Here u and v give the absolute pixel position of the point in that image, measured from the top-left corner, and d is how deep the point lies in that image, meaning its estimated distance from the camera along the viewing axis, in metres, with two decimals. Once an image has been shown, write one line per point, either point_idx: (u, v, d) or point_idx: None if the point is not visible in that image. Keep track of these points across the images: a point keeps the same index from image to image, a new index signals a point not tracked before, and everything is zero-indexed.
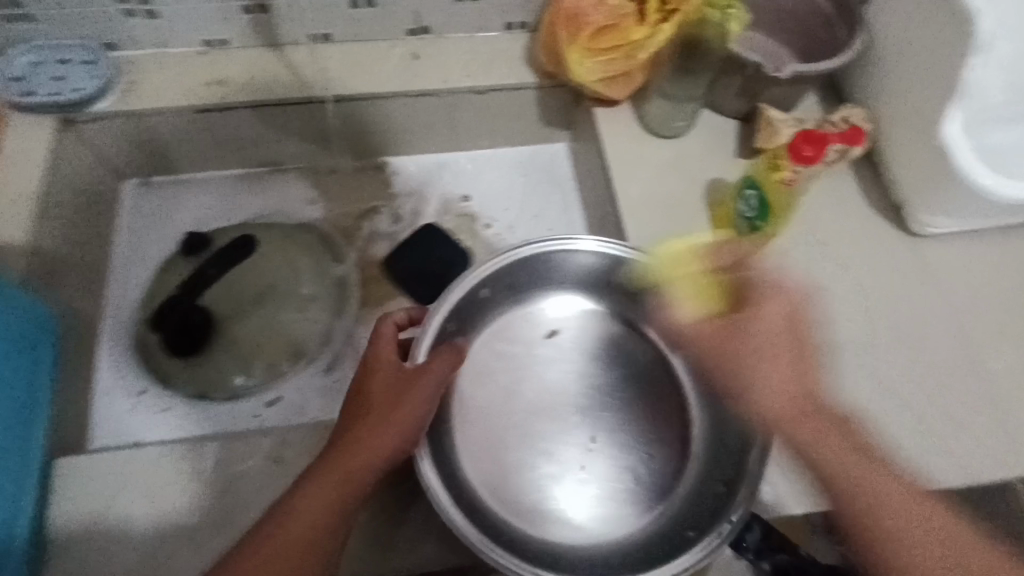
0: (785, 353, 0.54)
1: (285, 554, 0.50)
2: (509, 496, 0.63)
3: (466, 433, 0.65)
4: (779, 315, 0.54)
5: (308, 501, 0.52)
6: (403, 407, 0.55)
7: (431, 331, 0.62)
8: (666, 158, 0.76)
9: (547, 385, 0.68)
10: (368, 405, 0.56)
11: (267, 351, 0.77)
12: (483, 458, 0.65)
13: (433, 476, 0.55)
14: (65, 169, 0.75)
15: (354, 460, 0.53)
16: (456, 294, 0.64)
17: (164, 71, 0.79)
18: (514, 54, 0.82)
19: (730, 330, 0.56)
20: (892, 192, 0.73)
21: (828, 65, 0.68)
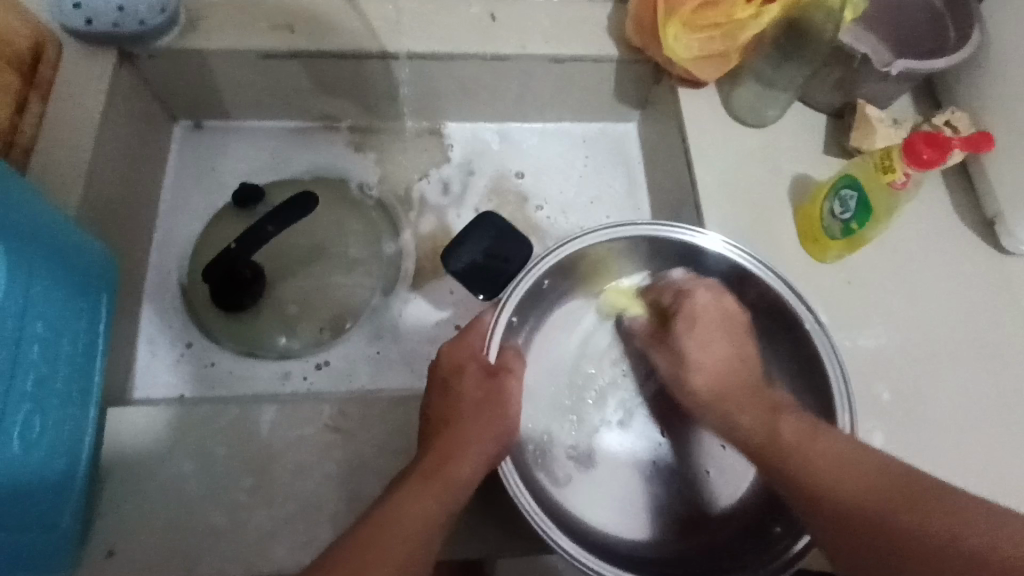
0: (747, 386, 0.57)
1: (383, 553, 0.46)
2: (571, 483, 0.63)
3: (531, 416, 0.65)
4: (714, 313, 0.60)
5: (414, 500, 0.49)
6: (491, 415, 0.56)
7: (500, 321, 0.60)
8: (751, 149, 0.72)
9: (613, 376, 0.68)
10: (454, 408, 0.56)
11: (317, 311, 0.75)
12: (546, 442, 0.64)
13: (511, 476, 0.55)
14: (121, 106, 0.71)
15: (451, 467, 0.52)
16: (523, 283, 0.61)
17: (229, 10, 0.75)
18: (597, 24, 0.78)
19: (695, 354, 0.59)
20: (986, 205, 0.69)
21: (942, 63, 0.64)
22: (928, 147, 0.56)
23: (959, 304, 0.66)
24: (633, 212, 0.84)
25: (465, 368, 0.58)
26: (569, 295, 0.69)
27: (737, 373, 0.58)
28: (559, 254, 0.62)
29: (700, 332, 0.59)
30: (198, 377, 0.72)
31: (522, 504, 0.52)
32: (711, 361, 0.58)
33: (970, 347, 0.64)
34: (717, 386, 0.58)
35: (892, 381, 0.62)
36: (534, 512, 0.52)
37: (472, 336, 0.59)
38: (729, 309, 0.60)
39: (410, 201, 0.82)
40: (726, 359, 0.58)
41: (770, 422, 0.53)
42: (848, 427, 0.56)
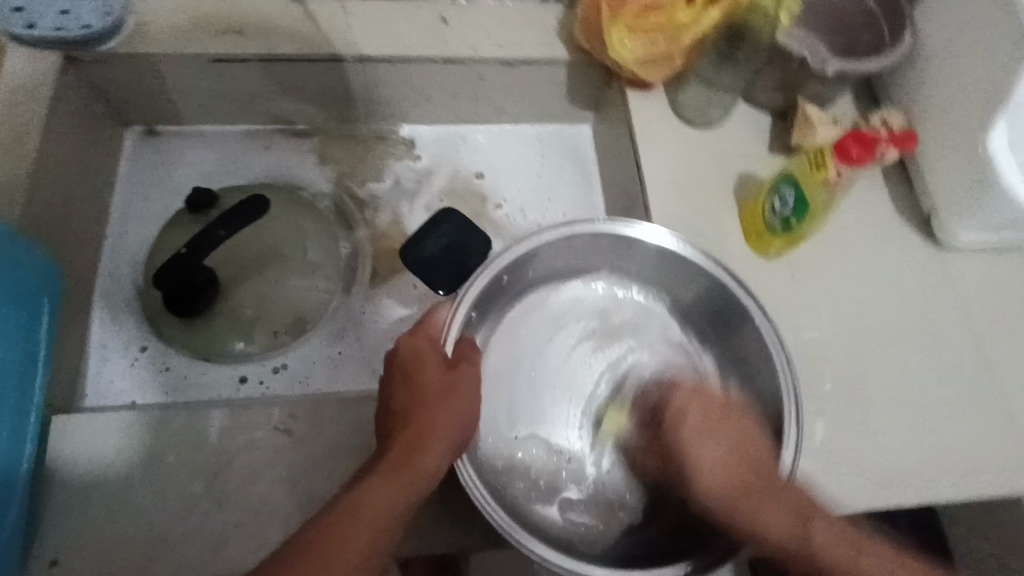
0: (748, 467, 0.54)
1: (350, 547, 0.46)
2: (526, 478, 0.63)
3: (489, 413, 0.64)
4: (699, 413, 0.57)
5: (377, 497, 0.48)
6: (459, 402, 0.55)
7: (457, 321, 0.60)
8: (699, 148, 0.74)
9: (573, 371, 0.67)
10: (415, 400, 0.54)
11: (272, 315, 0.74)
12: (504, 441, 0.63)
13: (471, 478, 0.54)
14: (65, 110, 0.70)
15: (417, 458, 0.50)
16: (480, 278, 0.61)
17: (177, 15, 0.74)
18: (548, 27, 0.79)
19: (695, 463, 0.56)
20: (923, 200, 0.71)
21: (875, 64, 0.66)
22: (856, 145, 0.59)
23: (902, 298, 0.68)
24: (590, 211, 0.85)
25: (426, 360, 0.55)
26: (531, 291, 0.69)
27: (741, 465, 0.55)
28: (511, 255, 0.63)
29: (691, 428, 0.57)
30: (153, 382, 0.71)
31: (483, 506, 0.52)
32: (710, 464, 0.55)
33: (911, 337, 0.67)
34: (730, 478, 0.54)
35: (834, 371, 0.64)
36: (496, 512, 0.52)
37: (431, 327, 0.58)
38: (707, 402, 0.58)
39: (367, 204, 0.82)
40: (728, 451, 0.55)
41: (803, 529, 0.52)
42: (794, 426, 0.57)
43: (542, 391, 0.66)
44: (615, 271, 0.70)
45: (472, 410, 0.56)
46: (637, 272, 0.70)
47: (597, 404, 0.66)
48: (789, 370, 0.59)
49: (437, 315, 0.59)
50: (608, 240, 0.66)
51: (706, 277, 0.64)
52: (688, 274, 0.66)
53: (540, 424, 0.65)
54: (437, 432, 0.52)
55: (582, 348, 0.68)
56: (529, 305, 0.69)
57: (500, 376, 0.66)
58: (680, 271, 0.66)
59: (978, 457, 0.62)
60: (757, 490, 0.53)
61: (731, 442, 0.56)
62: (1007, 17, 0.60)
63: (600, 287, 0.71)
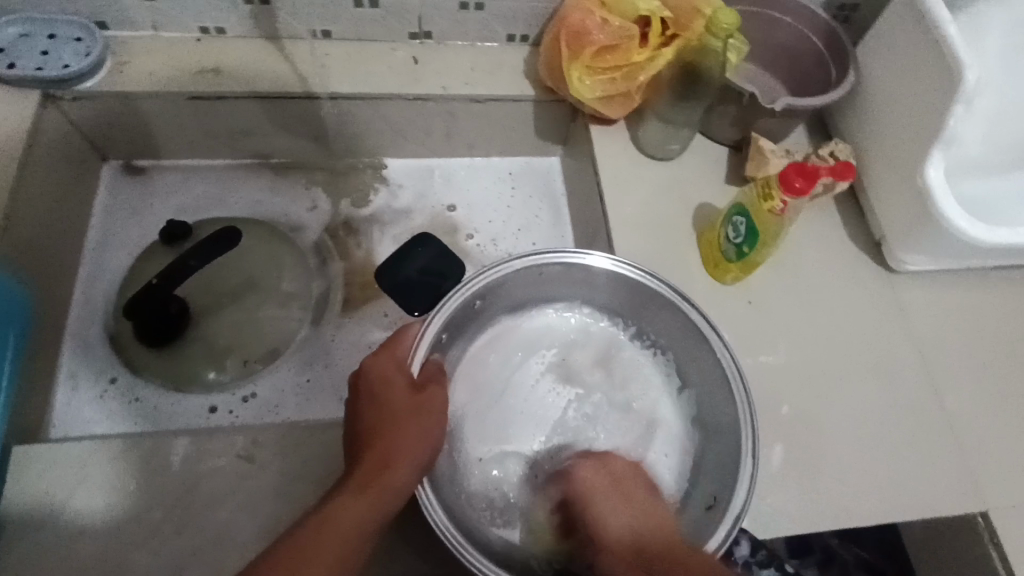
0: (653, 534, 0.55)
1: (317, 563, 0.46)
2: (491, 504, 0.63)
3: (455, 441, 0.65)
4: (600, 473, 0.60)
5: (345, 511, 0.49)
6: (426, 418, 0.56)
7: (426, 340, 0.60)
8: (659, 180, 0.77)
9: (539, 399, 0.68)
10: (384, 420, 0.55)
11: (245, 345, 0.75)
12: (469, 467, 0.64)
13: (433, 500, 0.54)
14: (42, 145, 0.72)
15: (383, 476, 0.52)
16: (451, 303, 0.61)
17: (155, 56, 0.77)
18: (515, 67, 0.83)
19: (603, 525, 0.56)
20: (874, 228, 0.75)
21: (820, 101, 0.70)
22: (799, 178, 0.59)
23: (857, 321, 0.71)
24: (558, 242, 0.87)
25: (392, 379, 0.56)
26: (501, 317, 0.70)
27: (646, 536, 0.55)
28: (483, 281, 0.63)
29: (595, 503, 0.57)
30: (121, 414, 0.71)
31: (443, 532, 0.52)
32: (617, 522, 0.55)
33: (865, 359, 0.69)
34: (632, 548, 0.53)
35: (792, 393, 0.66)
36: (458, 540, 0.52)
37: (398, 345, 0.59)
38: (617, 471, 0.60)
39: (341, 235, 0.84)
40: (637, 517, 0.56)
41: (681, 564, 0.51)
42: (751, 456, 0.56)
43: (511, 415, 0.67)
44: (584, 299, 0.72)
45: (440, 429, 0.57)
46: (604, 301, 0.71)
47: (565, 428, 0.67)
48: (744, 389, 0.59)
49: (405, 335, 0.59)
50: (574, 268, 0.67)
51: (664, 304, 0.66)
52: (649, 301, 0.67)
53: (506, 452, 0.65)
54: (403, 449, 0.53)
55: (551, 372, 0.70)
56: (499, 330, 0.71)
57: (471, 400, 0.67)
58: (639, 297, 0.68)
59: (932, 478, 0.63)
60: (650, 556, 0.53)
61: (636, 505, 0.57)
62: (936, 57, 0.64)
63: (571, 317, 0.73)
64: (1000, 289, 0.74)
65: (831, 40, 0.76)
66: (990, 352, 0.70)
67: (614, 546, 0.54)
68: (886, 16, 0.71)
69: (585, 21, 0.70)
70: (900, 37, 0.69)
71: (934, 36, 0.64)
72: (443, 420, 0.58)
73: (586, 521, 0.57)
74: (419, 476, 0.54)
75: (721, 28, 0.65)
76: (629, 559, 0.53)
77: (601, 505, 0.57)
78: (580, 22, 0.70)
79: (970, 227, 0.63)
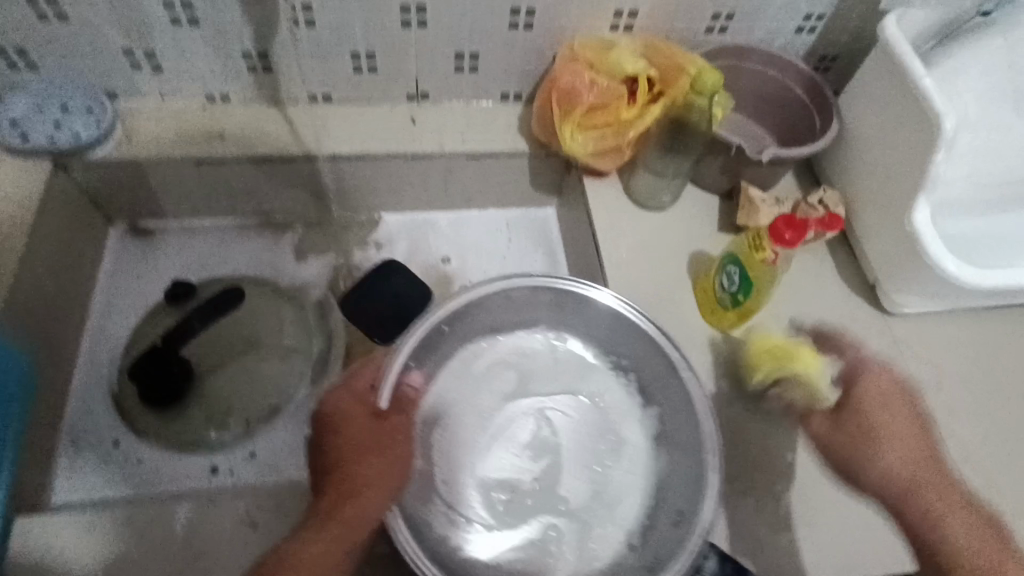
0: (921, 469, 0.58)
1: None
2: (472, 549, 0.61)
3: (428, 484, 0.63)
4: (880, 394, 0.62)
5: (306, 550, 0.50)
6: (393, 451, 0.58)
7: (394, 371, 0.60)
8: (653, 230, 0.79)
9: (517, 428, 0.67)
10: (358, 460, 0.57)
11: (247, 404, 0.75)
12: (446, 510, 0.62)
13: (406, 534, 0.55)
14: (53, 213, 0.75)
15: (345, 509, 0.53)
16: (420, 330, 0.62)
17: (162, 123, 0.80)
18: (509, 124, 0.86)
19: (889, 440, 0.59)
20: (867, 270, 0.75)
21: (804, 150, 0.72)
22: (788, 229, 0.60)
23: None
24: None
25: (354, 414, 0.59)
26: (472, 341, 0.70)
27: (916, 471, 0.58)
28: (453, 306, 0.64)
29: (878, 404, 0.62)
30: (123, 476, 0.71)
31: (415, 563, 0.53)
32: (901, 450, 0.59)
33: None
34: (902, 479, 0.58)
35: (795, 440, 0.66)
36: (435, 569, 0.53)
37: (361, 377, 0.61)
38: (885, 393, 0.62)
39: (341, 290, 0.85)
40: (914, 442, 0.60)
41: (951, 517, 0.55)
42: (714, 455, 0.59)
43: (485, 444, 0.66)
44: (552, 324, 0.72)
45: (406, 458, 0.59)
46: (579, 326, 0.71)
47: (547, 449, 0.66)
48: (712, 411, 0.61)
49: (374, 368, 0.62)
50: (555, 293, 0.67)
51: (636, 331, 0.67)
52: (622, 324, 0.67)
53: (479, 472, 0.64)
54: (369, 482, 0.55)
55: (525, 398, 0.68)
56: (469, 355, 0.69)
57: (451, 431, 0.66)
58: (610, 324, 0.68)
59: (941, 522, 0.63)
60: (874, 465, 0.60)
61: (909, 448, 0.59)
62: (914, 108, 0.66)
63: (539, 338, 0.72)
64: (996, 327, 0.75)
65: (814, 90, 0.79)
66: (988, 393, 0.71)
67: (887, 477, 0.58)
68: (864, 68, 0.74)
69: (575, 82, 0.72)
70: (881, 89, 0.71)
71: (912, 89, 0.66)
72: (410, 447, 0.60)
73: (856, 450, 0.61)
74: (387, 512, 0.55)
75: (705, 87, 0.68)
76: (905, 492, 0.57)
77: (874, 444, 0.60)
78: (570, 83, 0.73)
79: (961, 271, 0.64)
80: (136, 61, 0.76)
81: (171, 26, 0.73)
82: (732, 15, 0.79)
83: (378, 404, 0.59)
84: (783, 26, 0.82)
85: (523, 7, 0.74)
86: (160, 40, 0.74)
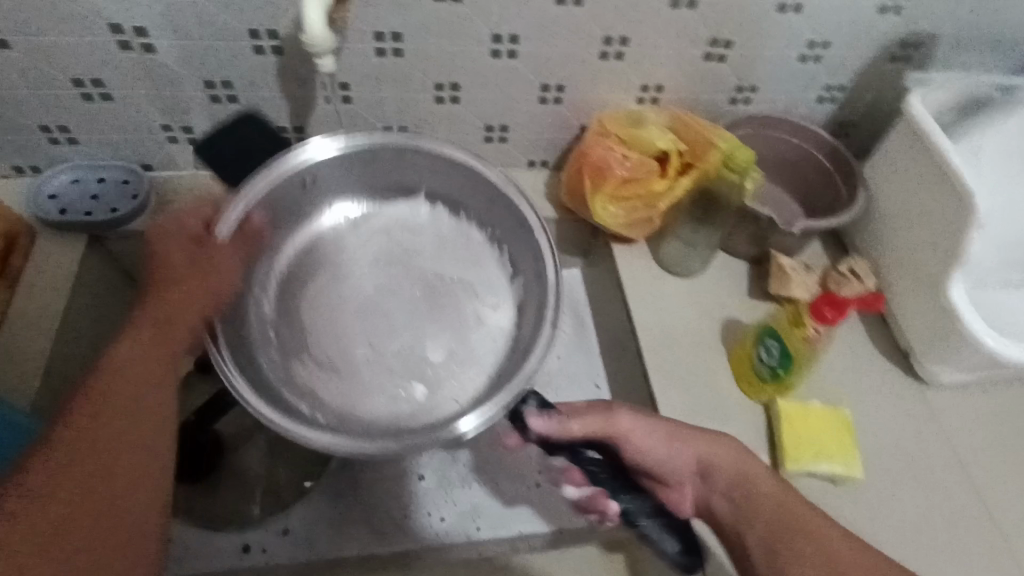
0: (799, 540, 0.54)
1: (103, 442, 0.49)
2: (322, 385, 0.65)
3: (313, 317, 0.70)
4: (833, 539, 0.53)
5: (125, 385, 0.52)
6: (210, 280, 0.61)
7: (242, 204, 0.66)
8: (683, 297, 0.79)
9: (359, 290, 0.71)
10: (181, 263, 0.61)
11: (278, 477, 0.75)
12: (326, 341, 0.68)
13: (242, 382, 0.58)
14: (86, 286, 0.75)
15: (114, 356, 0.53)
16: (262, 181, 0.66)
17: (195, 194, 0.81)
18: (537, 191, 0.86)
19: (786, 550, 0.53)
20: (899, 337, 0.75)
21: (833, 221, 0.73)
22: (829, 308, 0.62)
23: (902, 439, 0.69)
24: (584, 352, 0.84)
25: (176, 235, 0.63)
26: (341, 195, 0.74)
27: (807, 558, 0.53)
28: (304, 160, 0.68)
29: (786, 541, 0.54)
30: None
31: (236, 390, 0.57)
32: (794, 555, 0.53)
33: (911, 478, 0.67)
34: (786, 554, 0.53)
35: (840, 517, 0.65)
36: (241, 389, 0.57)
37: (217, 205, 0.66)
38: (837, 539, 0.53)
39: None
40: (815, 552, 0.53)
41: None
42: (551, 318, 0.63)
43: (334, 313, 0.69)
44: (434, 194, 0.75)
45: (223, 287, 0.62)
46: (445, 193, 0.75)
47: (431, 292, 0.71)
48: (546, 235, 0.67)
49: (222, 246, 0.64)
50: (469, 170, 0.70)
51: (524, 232, 0.70)
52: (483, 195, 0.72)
53: (322, 343, 0.68)
54: (188, 306, 0.59)
55: (415, 272, 0.72)
56: (351, 220, 0.75)
57: (253, 312, 0.69)
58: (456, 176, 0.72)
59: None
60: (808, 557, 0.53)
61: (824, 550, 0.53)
62: (942, 185, 0.67)
63: (423, 213, 0.76)
64: None
65: (838, 157, 0.80)
66: None
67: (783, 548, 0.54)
68: (888, 141, 0.75)
69: (606, 157, 0.74)
70: (907, 161, 0.72)
71: (941, 164, 0.67)
72: (233, 272, 0.63)
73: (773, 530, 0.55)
74: (202, 326, 0.60)
75: (738, 163, 0.69)
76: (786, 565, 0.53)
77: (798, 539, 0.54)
78: (602, 158, 0.74)
79: (993, 342, 0.63)
80: (173, 135, 0.77)
81: (209, 103, 0.74)
82: (755, 87, 0.80)
83: (214, 232, 0.64)
84: (803, 96, 0.82)
85: (553, 82, 0.76)
86: (198, 116, 0.75)
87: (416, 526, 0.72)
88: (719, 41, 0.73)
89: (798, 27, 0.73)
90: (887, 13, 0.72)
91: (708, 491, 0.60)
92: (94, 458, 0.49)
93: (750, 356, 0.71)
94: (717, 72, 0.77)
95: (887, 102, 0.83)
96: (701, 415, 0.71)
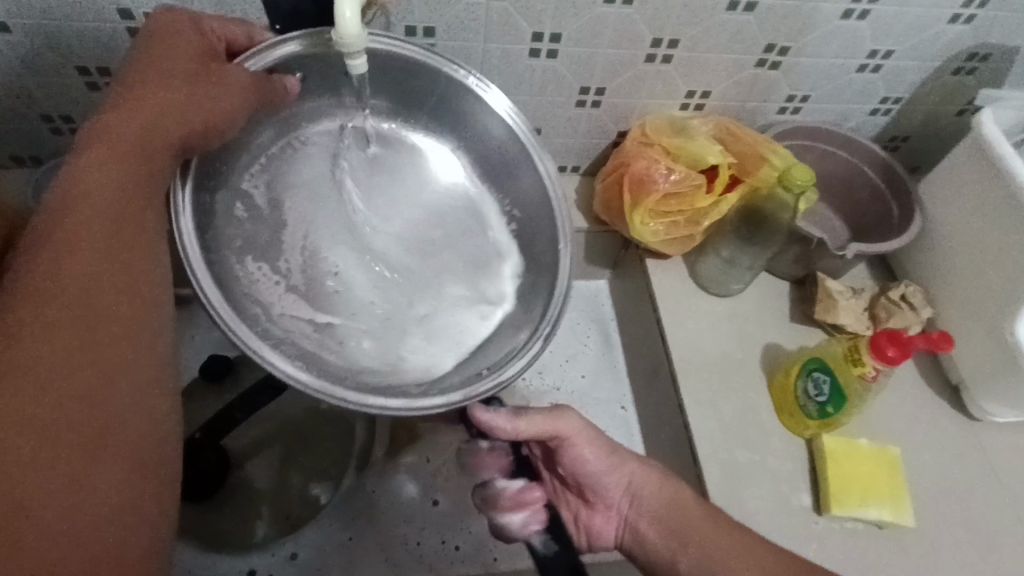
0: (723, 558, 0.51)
1: (57, 291, 0.37)
2: (268, 286, 0.49)
3: (280, 201, 0.52)
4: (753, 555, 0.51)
5: (92, 179, 0.41)
6: (207, 101, 0.45)
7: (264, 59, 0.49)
8: (721, 319, 0.75)
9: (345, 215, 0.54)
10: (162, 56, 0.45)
11: (288, 497, 0.70)
12: (288, 236, 0.52)
13: (187, 227, 0.45)
14: None
15: (129, 133, 0.43)
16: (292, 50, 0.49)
17: None
18: (567, 199, 0.82)
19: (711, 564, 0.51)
20: (950, 372, 0.70)
21: (889, 245, 0.68)
22: (891, 346, 0.58)
23: (951, 482, 0.65)
24: (610, 371, 0.81)
25: (180, 39, 0.46)
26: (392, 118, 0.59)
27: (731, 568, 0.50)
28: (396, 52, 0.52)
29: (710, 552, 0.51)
30: None
31: (194, 283, 0.42)
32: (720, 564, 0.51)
33: (962, 525, 0.63)
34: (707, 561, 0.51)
35: (884, 564, 0.61)
36: (205, 288, 0.42)
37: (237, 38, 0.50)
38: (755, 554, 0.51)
39: None
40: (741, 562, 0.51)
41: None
42: (541, 339, 0.51)
43: (307, 215, 0.53)
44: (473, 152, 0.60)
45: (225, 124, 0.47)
46: (493, 153, 0.59)
47: (418, 249, 0.56)
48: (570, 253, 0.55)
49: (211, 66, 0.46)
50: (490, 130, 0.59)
51: (548, 207, 0.57)
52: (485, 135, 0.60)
53: (272, 273, 0.50)
54: (168, 126, 0.44)
55: (419, 218, 0.57)
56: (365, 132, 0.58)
57: (228, 181, 0.50)
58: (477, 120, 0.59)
59: None
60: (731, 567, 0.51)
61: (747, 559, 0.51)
62: (1015, 212, 0.62)
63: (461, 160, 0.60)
64: None
65: (891, 176, 0.75)
66: None
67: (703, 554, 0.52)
68: (950, 160, 0.70)
69: (649, 169, 0.69)
70: (971, 183, 0.67)
71: (1014, 190, 0.61)
72: (234, 101, 0.46)
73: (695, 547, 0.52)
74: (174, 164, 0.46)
75: (794, 183, 0.64)
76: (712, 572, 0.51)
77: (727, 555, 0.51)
78: (644, 170, 0.69)
79: None
80: None
81: None
82: (807, 97, 0.75)
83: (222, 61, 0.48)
84: (855, 107, 0.77)
85: (593, 86, 0.71)
86: None
87: (431, 554, 0.68)
88: (776, 48, 0.68)
89: (863, 35, 0.67)
90: (959, 24, 0.67)
91: (634, 515, 0.56)
92: (41, 329, 0.36)
93: (796, 393, 0.67)
94: (769, 81, 0.72)
95: (944, 118, 0.78)
96: (738, 449, 0.66)
